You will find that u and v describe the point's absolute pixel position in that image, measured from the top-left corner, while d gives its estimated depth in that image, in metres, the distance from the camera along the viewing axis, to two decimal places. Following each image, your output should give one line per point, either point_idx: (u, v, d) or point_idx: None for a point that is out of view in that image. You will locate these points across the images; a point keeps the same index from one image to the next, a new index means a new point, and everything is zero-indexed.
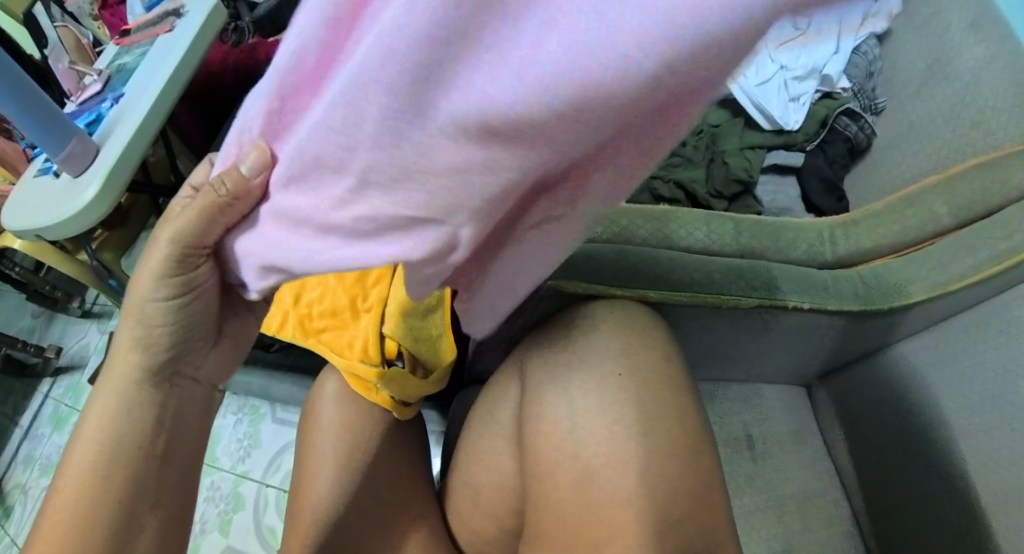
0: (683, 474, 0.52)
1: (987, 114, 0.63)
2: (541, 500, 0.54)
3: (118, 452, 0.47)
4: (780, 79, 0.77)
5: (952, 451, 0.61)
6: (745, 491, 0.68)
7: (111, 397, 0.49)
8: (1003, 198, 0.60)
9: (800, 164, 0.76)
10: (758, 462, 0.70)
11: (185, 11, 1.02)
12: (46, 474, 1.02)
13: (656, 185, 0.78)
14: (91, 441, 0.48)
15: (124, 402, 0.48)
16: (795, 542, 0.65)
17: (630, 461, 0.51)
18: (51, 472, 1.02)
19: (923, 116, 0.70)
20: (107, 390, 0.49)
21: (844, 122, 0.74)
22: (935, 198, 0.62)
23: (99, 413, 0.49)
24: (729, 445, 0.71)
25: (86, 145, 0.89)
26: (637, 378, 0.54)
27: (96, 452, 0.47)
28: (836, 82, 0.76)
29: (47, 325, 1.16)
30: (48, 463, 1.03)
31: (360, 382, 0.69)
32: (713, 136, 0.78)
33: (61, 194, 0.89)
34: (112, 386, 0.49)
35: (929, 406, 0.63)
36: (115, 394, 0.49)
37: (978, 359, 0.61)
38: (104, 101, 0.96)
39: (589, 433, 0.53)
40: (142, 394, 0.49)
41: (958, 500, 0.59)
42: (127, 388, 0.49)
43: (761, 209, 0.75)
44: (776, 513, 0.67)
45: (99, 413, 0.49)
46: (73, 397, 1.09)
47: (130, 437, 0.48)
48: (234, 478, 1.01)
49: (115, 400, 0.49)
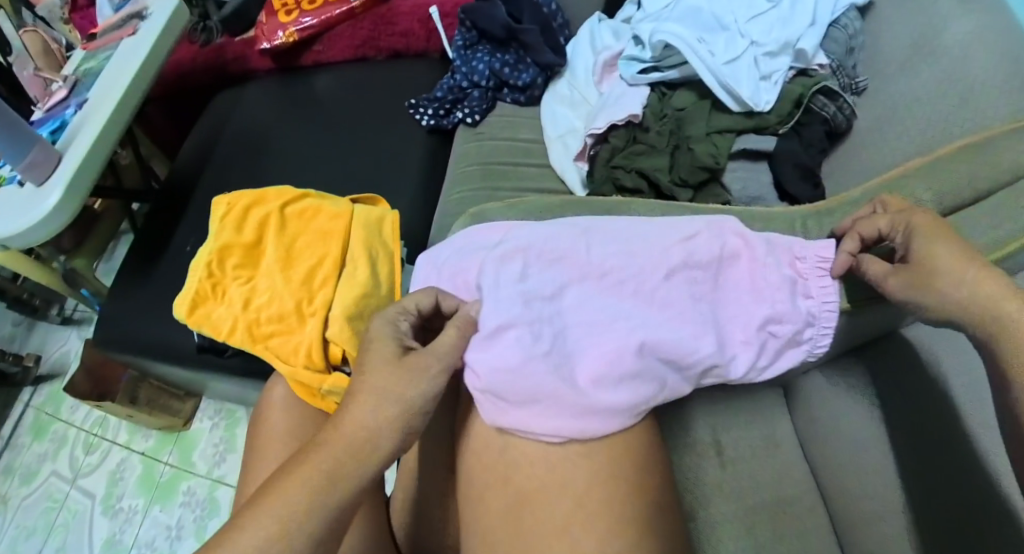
0: (626, 500, 0.48)
1: (975, 92, 0.59)
2: (474, 525, 0.51)
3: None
4: (751, 57, 0.70)
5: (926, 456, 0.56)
6: (710, 499, 0.63)
7: (309, 482, 0.45)
8: (991, 182, 0.54)
9: (772, 149, 0.70)
10: (726, 469, 0.65)
11: (148, 13, 1.01)
12: (26, 484, 1.05)
13: (618, 174, 0.74)
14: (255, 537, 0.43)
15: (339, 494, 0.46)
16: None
17: (566, 484, 0.49)
18: (31, 481, 1.06)
19: (906, 95, 0.65)
20: (292, 475, 0.45)
21: (821, 101, 0.68)
22: (917, 182, 0.56)
23: (279, 496, 0.44)
24: (694, 451, 0.65)
25: (47, 154, 0.87)
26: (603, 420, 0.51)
27: (268, 546, 0.43)
28: (811, 58, 0.69)
29: (27, 332, 1.19)
30: (29, 472, 1.06)
31: (306, 388, 0.69)
32: (678, 120, 0.73)
33: (21, 203, 0.87)
34: (292, 475, 0.45)
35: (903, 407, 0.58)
36: (307, 479, 0.45)
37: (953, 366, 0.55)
38: (68, 107, 0.94)
39: (524, 455, 0.51)
40: (337, 486, 0.46)
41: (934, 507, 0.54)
42: (334, 468, 0.46)
43: (730, 198, 0.71)
44: (743, 524, 0.62)
45: (277, 499, 0.44)
46: (53, 405, 1.11)
47: (309, 526, 0.45)
48: (209, 483, 0.99)
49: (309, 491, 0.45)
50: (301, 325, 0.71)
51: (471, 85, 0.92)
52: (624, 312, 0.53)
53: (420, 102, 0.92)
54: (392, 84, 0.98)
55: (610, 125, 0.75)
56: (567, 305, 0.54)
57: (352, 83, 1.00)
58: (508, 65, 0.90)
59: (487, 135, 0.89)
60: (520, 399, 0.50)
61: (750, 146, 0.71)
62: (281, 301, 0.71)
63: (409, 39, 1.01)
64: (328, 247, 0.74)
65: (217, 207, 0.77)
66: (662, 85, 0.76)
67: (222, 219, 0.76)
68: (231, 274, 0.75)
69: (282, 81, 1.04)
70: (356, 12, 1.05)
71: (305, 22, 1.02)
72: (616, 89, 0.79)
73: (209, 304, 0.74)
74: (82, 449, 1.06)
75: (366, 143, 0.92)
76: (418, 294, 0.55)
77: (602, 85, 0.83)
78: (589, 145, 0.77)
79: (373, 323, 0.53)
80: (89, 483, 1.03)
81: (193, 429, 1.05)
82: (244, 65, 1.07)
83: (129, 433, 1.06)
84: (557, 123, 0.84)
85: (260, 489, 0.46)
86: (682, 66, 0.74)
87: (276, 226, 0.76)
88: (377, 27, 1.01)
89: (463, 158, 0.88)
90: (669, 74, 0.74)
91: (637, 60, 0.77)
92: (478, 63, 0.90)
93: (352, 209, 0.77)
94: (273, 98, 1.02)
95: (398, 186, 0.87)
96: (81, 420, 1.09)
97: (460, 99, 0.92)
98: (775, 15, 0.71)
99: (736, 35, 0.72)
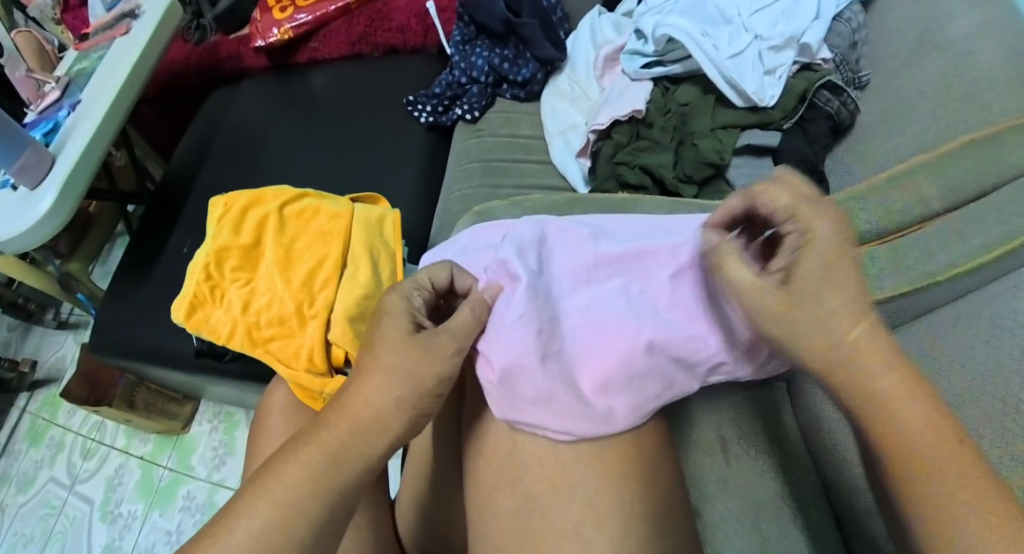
0: (636, 500, 0.47)
1: (981, 87, 0.58)
2: (482, 531, 0.49)
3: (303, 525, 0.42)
4: (755, 51, 0.69)
5: None
6: (717, 498, 0.59)
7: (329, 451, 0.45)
8: (998, 176, 0.54)
9: (777, 145, 0.69)
10: (732, 466, 0.61)
11: (141, 12, 1.00)
12: (23, 491, 1.04)
13: (621, 170, 0.73)
14: (272, 504, 0.42)
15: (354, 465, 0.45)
16: None
17: (577, 486, 0.48)
18: (27, 488, 1.04)
19: (910, 89, 0.65)
20: (311, 444, 0.45)
21: (825, 96, 0.67)
22: (925, 178, 0.57)
23: (297, 464, 0.44)
24: (699, 449, 0.61)
25: (40, 156, 0.86)
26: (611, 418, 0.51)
27: (285, 514, 0.42)
28: (816, 52, 0.68)
29: (23, 337, 1.18)
30: (26, 479, 1.05)
31: (308, 392, 0.69)
32: (682, 115, 0.72)
33: (15, 207, 0.86)
34: (313, 443, 0.45)
35: None
36: (328, 448, 0.45)
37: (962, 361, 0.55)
38: (61, 109, 0.93)
39: (532, 455, 0.50)
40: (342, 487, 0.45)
41: None
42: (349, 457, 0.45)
43: (735, 194, 0.70)
44: (752, 520, 0.58)
45: (296, 466, 0.44)
46: (50, 411, 1.10)
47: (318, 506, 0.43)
48: (209, 487, 0.98)
49: (330, 460, 0.45)
50: (302, 328, 0.69)
51: (470, 81, 0.91)
52: (636, 312, 0.52)
53: (418, 99, 0.91)
54: (389, 81, 0.97)
55: (613, 121, 0.74)
56: (572, 307, 0.54)
57: (349, 81, 0.99)
58: (506, 60, 0.88)
59: (487, 132, 0.88)
60: (531, 398, 0.50)
61: (754, 141, 0.70)
62: (282, 304, 0.70)
63: (405, 34, 0.99)
64: (328, 247, 0.72)
65: (214, 208, 0.76)
66: (665, 79, 0.75)
67: (221, 220, 0.75)
68: (230, 276, 0.73)
69: (277, 80, 1.03)
70: (351, 8, 1.03)
71: (300, 19, 1.01)
72: (619, 84, 0.77)
73: (207, 308, 0.73)
74: (80, 454, 1.05)
75: (363, 141, 0.91)
76: (433, 268, 0.54)
77: (605, 79, 0.82)
78: (592, 141, 0.76)
79: (386, 298, 0.51)
80: (87, 488, 1.02)
81: (192, 432, 1.03)
82: (238, 64, 1.05)
83: (127, 438, 1.05)
84: (557, 120, 0.83)
85: (275, 457, 0.45)
86: (685, 60, 0.73)
87: (275, 227, 0.74)
88: (373, 23, 1.00)
89: (463, 155, 0.87)
90: (672, 68, 0.73)
91: (640, 54, 0.76)
92: (476, 58, 0.89)
93: (352, 209, 0.75)
94: (268, 97, 1.00)
95: (397, 184, 0.86)
96: (78, 426, 1.08)
97: (459, 95, 0.90)
98: (779, 8, 0.70)
99: (740, 28, 0.71)
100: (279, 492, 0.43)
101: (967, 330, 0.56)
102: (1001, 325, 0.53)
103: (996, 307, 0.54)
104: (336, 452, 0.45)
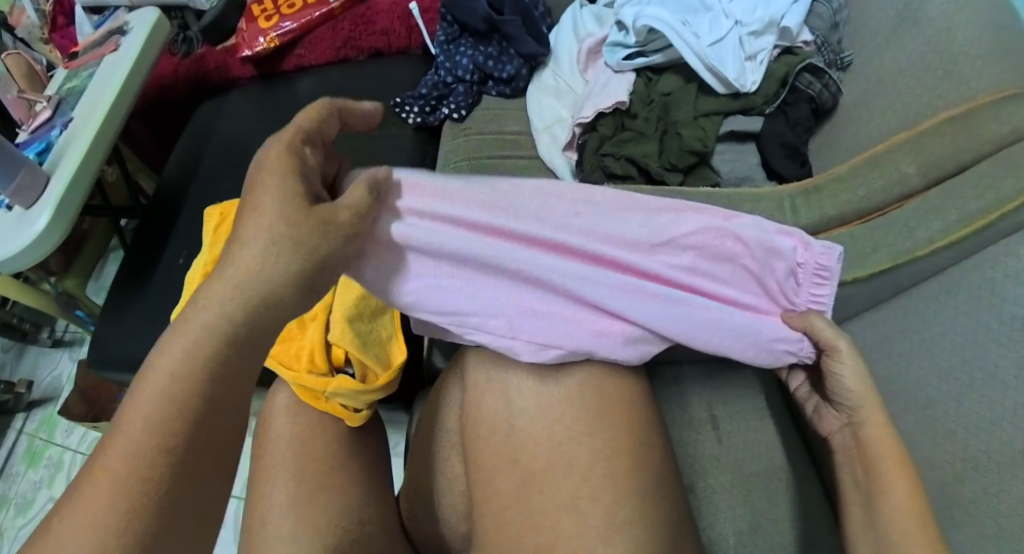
0: (633, 472, 0.49)
1: (958, 63, 0.60)
2: (486, 510, 0.51)
3: (152, 473, 0.43)
4: (735, 37, 0.70)
5: (921, 420, 0.57)
6: (709, 471, 0.65)
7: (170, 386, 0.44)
8: (976, 152, 0.56)
9: (759, 129, 0.70)
10: (723, 443, 0.66)
11: (129, 29, 1.01)
12: (22, 514, 1.05)
13: (607, 162, 0.74)
14: (123, 453, 0.43)
15: (195, 383, 0.45)
16: (763, 522, 0.62)
17: (570, 462, 0.49)
18: (26, 511, 1.05)
19: (890, 66, 0.66)
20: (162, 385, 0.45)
21: (807, 79, 0.68)
22: (903, 154, 0.58)
23: (147, 400, 0.44)
24: (690, 428, 0.66)
25: (34, 176, 0.87)
26: (599, 392, 0.51)
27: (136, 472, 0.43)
28: (797, 36, 0.69)
29: (17, 359, 1.19)
30: (24, 501, 1.06)
31: (310, 393, 0.65)
32: (665, 105, 0.73)
33: (12, 228, 0.87)
34: (154, 383, 0.44)
35: (895, 375, 0.60)
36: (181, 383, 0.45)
37: (941, 332, 0.57)
38: (53, 128, 0.94)
39: (529, 435, 0.50)
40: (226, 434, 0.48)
41: (932, 464, 0.56)
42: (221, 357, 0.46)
43: (719, 180, 0.71)
44: (741, 491, 0.64)
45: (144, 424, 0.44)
46: (47, 430, 1.12)
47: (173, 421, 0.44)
48: None
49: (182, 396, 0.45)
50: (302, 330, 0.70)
51: (455, 80, 0.91)
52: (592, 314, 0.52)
53: (405, 101, 0.92)
54: (376, 84, 0.98)
55: (596, 113, 0.76)
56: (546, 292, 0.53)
57: (337, 85, 1.00)
58: (490, 58, 0.89)
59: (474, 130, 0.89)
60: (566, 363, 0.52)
61: (736, 128, 0.71)
62: None
63: (390, 37, 1.00)
64: None
65: (211, 219, 0.78)
66: (647, 70, 0.76)
67: (216, 230, 0.76)
68: None
69: (266, 88, 1.04)
70: (335, 13, 1.04)
71: (285, 27, 1.02)
72: (602, 76, 0.79)
73: None
74: (80, 473, 1.06)
75: (350, 144, 0.92)
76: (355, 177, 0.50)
77: (588, 73, 0.83)
78: (578, 135, 0.78)
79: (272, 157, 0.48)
80: None
81: None
82: (226, 74, 1.06)
83: None
84: (542, 115, 0.84)
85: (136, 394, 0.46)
86: (666, 50, 0.74)
87: None
88: (357, 27, 1.01)
89: (451, 153, 0.88)
90: (654, 58, 0.74)
91: (622, 46, 0.77)
92: (461, 58, 0.90)
93: None
94: (257, 105, 1.01)
95: None
96: (76, 443, 1.09)
97: (445, 95, 0.91)
98: None
99: (720, 15, 0.72)
100: (135, 427, 0.43)
101: (947, 300, 0.57)
102: (978, 294, 0.55)
103: (977, 276, 0.55)
104: (179, 379, 0.44)
